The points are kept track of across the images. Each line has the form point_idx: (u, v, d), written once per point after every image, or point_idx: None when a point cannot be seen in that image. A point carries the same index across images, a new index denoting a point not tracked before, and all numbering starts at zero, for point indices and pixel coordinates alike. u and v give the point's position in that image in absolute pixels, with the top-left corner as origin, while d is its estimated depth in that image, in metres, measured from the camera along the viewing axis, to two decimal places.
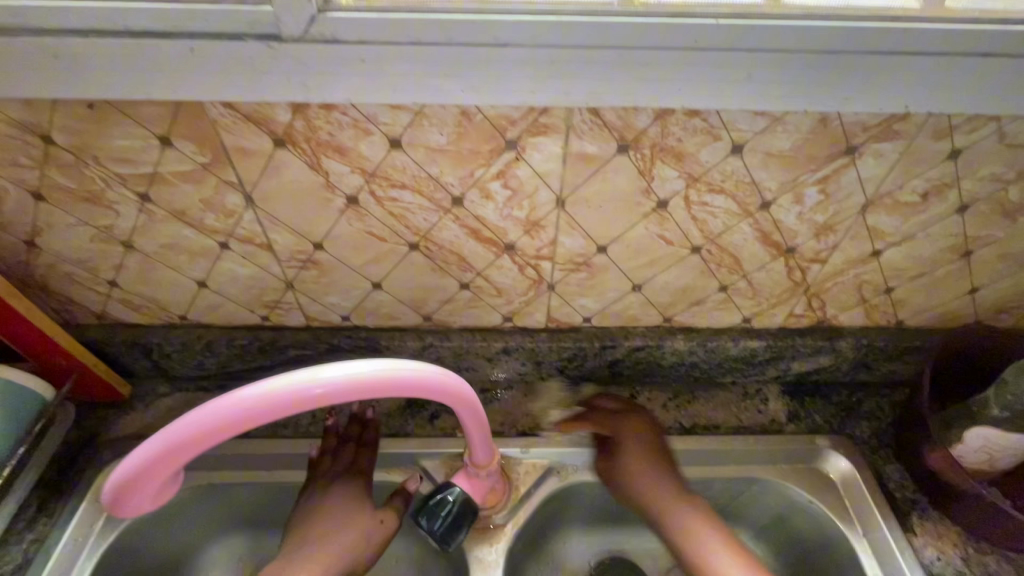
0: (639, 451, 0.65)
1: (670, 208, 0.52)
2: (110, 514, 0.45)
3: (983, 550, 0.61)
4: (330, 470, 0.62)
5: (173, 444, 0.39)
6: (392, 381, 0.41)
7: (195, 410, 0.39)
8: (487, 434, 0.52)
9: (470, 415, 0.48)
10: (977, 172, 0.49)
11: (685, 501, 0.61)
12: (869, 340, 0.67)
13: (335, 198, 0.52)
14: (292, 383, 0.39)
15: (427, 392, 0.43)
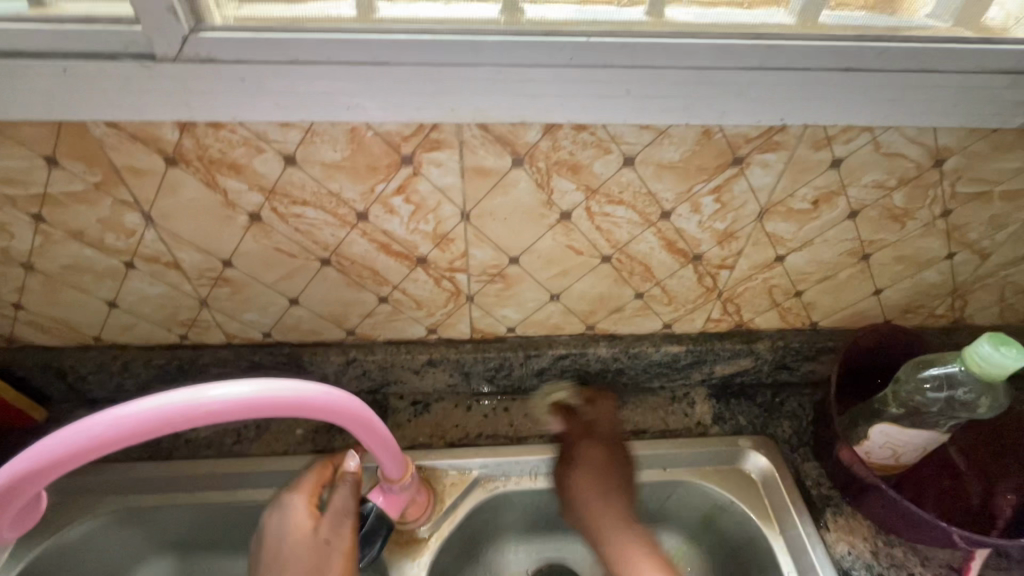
0: (598, 455, 0.66)
1: (574, 218, 0.53)
2: None
3: (892, 543, 0.63)
4: None
5: (40, 463, 0.38)
6: (273, 396, 0.42)
7: (66, 427, 0.38)
8: (392, 448, 0.52)
9: (368, 430, 0.49)
10: (860, 179, 0.51)
11: (602, 498, 0.63)
12: (785, 342, 0.70)
13: (237, 215, 0.51)
14: (173, 400, 0.39)
15: (322, 412, 0.44)
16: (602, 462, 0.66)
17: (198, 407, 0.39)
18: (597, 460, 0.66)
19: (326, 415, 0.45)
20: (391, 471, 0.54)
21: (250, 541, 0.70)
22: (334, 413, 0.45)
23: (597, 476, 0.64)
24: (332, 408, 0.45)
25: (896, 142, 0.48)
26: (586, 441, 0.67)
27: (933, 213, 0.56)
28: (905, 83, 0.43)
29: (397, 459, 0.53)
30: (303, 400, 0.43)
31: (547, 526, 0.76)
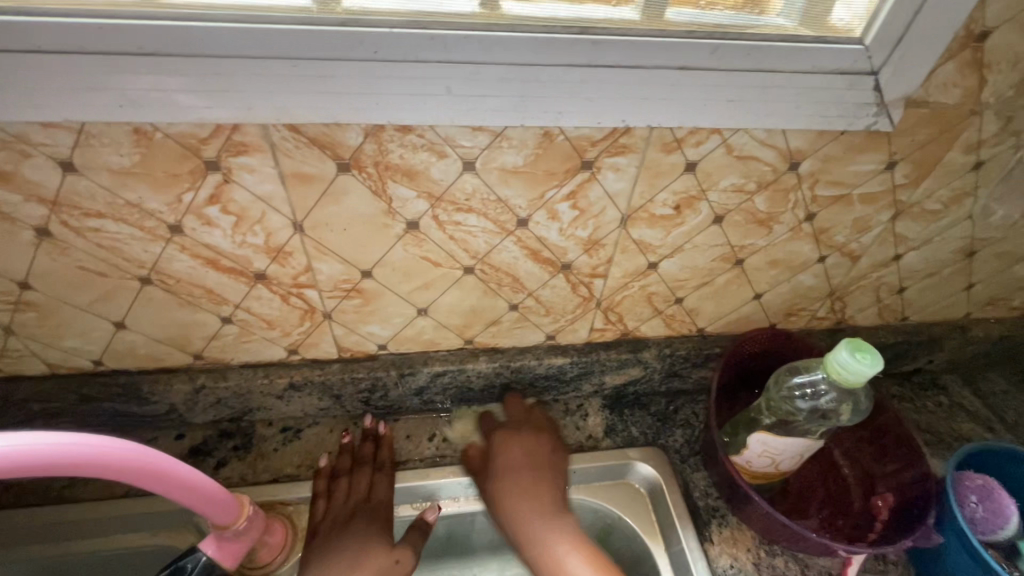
0: (518, 454, 0.63)
1: (422, 227, 0.49)
2: None
3: (774, 552, 0.61)
4: (355, 495, 0.61)
5: None
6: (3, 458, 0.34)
7: None
8: (211, 493, 0.46)
9: (166, 481, 0.42)
10: (718, 183, 0.49)
11: (524, 495, 0.60)
12: (672, 349, 0.67)
13: (20, 230, 0.44)
14: None
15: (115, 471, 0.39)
16: (519, 462, 0.62)
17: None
18: (517, 462, 0.62)
19: (96, 473, 0.38)
20: (216, 520, 0.47)
21: None
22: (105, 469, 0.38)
23: (513, 470, 0.62)
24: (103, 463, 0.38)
25: (749, 144, 0.46)
26: (514, 437, 0.64)
27: (798, 217, 0.54)
28: (743, 83, 0.41)
29: (221, 505, 0.47)
30: (56, 456, 0.36)
31: (438, 553, 0.71)
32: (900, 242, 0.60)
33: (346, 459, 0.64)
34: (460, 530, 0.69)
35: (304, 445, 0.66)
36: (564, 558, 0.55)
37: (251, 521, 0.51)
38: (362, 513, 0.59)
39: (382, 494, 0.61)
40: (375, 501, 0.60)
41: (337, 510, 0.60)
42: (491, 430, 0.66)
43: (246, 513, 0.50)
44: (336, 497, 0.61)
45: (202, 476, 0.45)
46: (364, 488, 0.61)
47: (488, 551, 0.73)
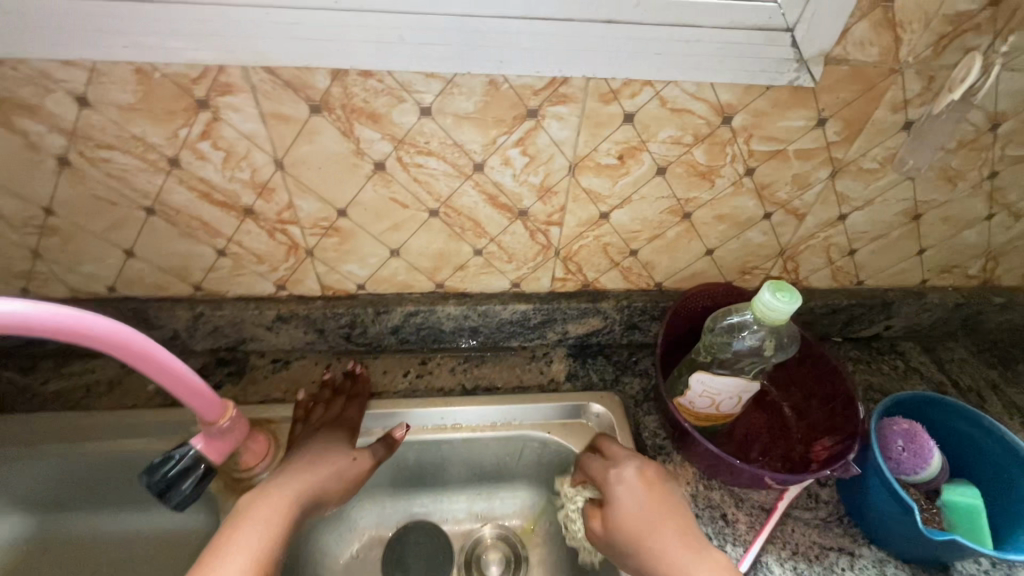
0: (638, 501, 0.58)
1: (389, 169, 0.55)
2: None
3: (712, 486, 0.66)
4: (324, 416, 0.68)
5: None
6: (91, 327, 0.43)
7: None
8: (215, 405, 0.55)
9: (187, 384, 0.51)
10: (656, 135, 0.54)
11: (666, 526, 0.56)
12: (630, 301, 0.73)
13: (45, 159, 0.52)
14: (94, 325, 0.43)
15: (190, 390, 0.52)
16: (634, 516, 0.57)
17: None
18: (646, 499, 0.58)
19: (181, 390, 0.51)
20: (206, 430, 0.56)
21: (103, 493, 0.71)
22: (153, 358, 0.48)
23: (653, 505, 0.58)
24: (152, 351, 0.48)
25: (680, 98, 0.51)
26: (625, 479, 0.60)
27: (738, 171, 0.59)
28: (667, 37, 0.46)
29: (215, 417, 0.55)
30: (179, 372, 0.50)
31: (411, 485, 0.78)
32: (842, 201, 0.63)
33: (328, 389, 0.71)
34: (429, 461, 0.75)
35: (290, 373, 0.74)
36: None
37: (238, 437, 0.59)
38: (327, 428, 0.66)
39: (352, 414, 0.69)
40: (342, 419, 0.68)
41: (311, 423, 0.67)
42: (595, 475, 0.63)
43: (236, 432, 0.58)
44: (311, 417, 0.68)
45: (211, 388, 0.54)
46: (338, 412, 0.68)
47: (457, 485, 0.79)
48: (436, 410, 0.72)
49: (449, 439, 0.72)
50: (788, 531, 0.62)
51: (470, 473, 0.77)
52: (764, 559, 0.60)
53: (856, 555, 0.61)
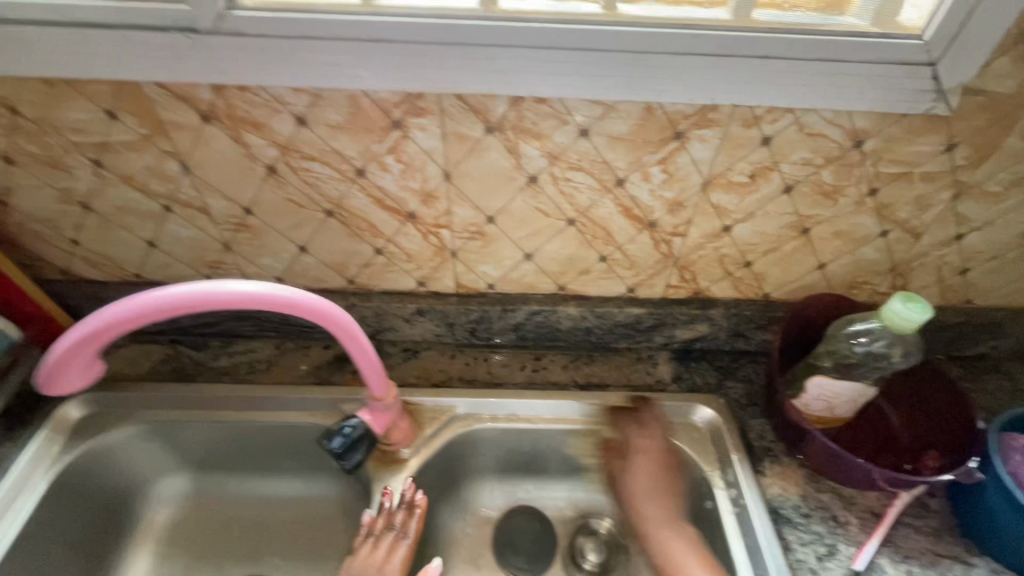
0: (643, 472, 0.70)
1: (540, 182, 0.62)
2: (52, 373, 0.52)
3: (822, 489, 0.69)
4: (368, 555, 0.67)
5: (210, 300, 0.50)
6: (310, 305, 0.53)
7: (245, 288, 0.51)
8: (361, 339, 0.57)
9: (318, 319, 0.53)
10: (789, 156, 0.59)
11: (654, 496, 0.68)
12: (739, 309, 0.77)
13: (257, 167, 0.61)
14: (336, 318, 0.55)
15: (377, 380, 0.62)
16: (637, 480, 0.70)
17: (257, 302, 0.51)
18: (641, 468, 0.70)
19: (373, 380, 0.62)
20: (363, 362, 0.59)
21: (259, 458, 0.81)
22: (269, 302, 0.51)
23: (643, 477, 0.70)
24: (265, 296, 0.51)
25: (818, 123, 0.56)
26: (639, 455, 0.71)
27: (862, 191, 0.63)
28: (816, 70, 0.51)
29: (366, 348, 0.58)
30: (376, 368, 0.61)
31: (520, 471, 0.85)
32: (961, 222, 0.66)
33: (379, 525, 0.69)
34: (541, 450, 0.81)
35: (420, 362, 0.82)
36: (681, 554, 0.63)
37: (384, 376, 0.63)
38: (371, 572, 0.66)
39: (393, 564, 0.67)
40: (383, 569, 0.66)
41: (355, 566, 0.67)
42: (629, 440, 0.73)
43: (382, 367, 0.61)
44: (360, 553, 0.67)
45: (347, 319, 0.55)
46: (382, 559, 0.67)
47: (561, 473, 0.85)
48: (553, 403, 0.78)
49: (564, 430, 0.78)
50: (899, 536, 0.65)
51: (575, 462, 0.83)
52: (878, 560, 0.63)
53: (971, 565, 0.63)
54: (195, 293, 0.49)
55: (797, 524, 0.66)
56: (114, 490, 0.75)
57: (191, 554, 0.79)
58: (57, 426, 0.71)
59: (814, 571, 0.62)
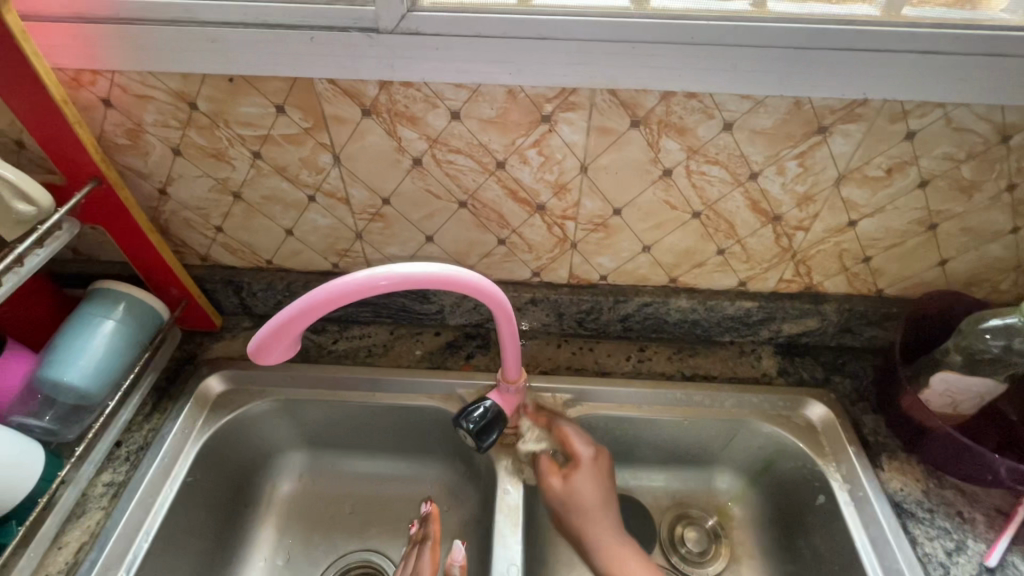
0: (587, 487, 0.71)
1: (674, 175, 0.64)
2: (253, 353, 0.49)
3: (944, 485, 0.69)
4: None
5: (422, 279, 0.50)
6: (495, 298, 0.55)
7: (448, 270, 0.52)
8: (483, 287, 0.54)
9: (356, 288, 0.48)
10: (931, 151, 0.59)
11: (598, 511, 0.70)
12: (852, 305, 0.77)
13: (404, 159, 0.65)
14: (506, 310, 0.57)
15: (514, 367, 0.65)
16: (586, 496, 0.71)
17: (459, 283, 0.52)
18: (602, 487, 0.72)
19: (510, 363, 0.65)
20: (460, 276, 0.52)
21: (373, 438, 0.85)
22: (311, 314, 0.48)
23: (603, 497, 0.71)
24: (303, 308, 0.47)
25: (967, 118, 0.56)
26: (585, 470, 0.72)
27: (999, 186, 0.62)
28: (975, 65, 0.52)
29: (439, 273, 0.52)
30: (515, 358, 0.64)
31: (620, 459, 0.86)
32: None
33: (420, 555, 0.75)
34: (644, 439, 0.83)
35: (527, 350, 0.84)
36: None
37: (516, 330, 0.60)
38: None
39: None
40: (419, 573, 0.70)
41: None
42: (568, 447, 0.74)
43: (479, 279, 0.54)
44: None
45: (374, 274, 0.49)
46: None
47: (660, 463, 0.87)
48: (661, 393, 0.80)
49: (672, 419, 0.80)
50: None
51: (676, 453, 0.85)
52: (1009, 556, 0.63)
53: None
54: (258, 340, 0.47)
55: (922, 518, 0.66)
56: (246, 463, 0.80)
57: (310, 526, 0.83)
58: (199, 400, 0.77)
59: (944, 565, 0.63)
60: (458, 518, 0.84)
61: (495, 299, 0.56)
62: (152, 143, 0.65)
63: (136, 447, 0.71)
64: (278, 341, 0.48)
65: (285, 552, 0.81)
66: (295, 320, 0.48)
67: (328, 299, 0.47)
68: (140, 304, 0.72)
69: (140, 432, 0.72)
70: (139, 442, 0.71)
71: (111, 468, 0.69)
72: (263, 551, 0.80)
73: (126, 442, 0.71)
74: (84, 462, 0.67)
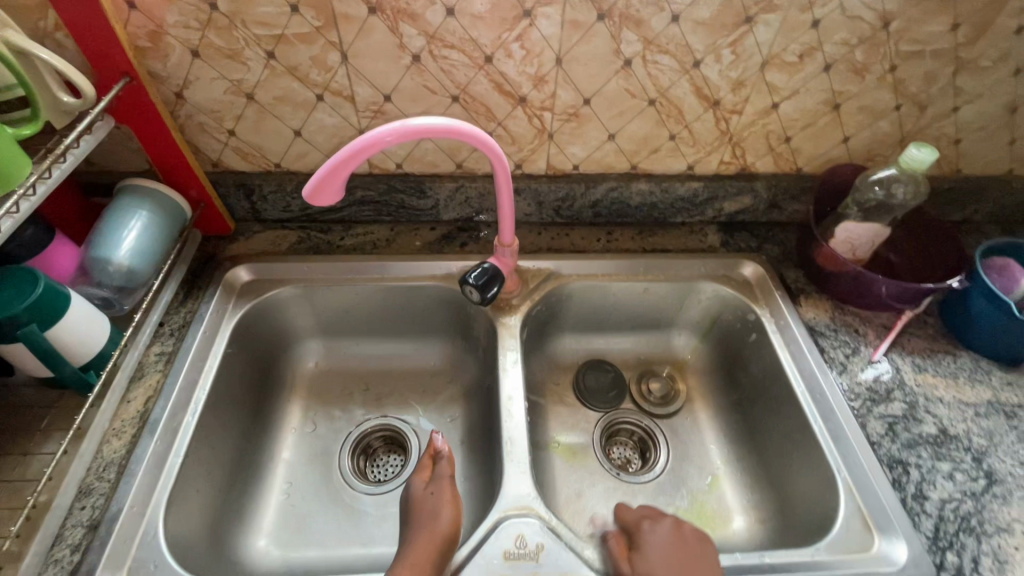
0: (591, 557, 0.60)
1: (633, 65, 0.77)
2: (307, 194, 0.59)
3: (846, 313, 0.88)
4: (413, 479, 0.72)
5: (439, 131, 0.62)
6: (494, 154, 0.67)
7: (460, 124, 0.63)
8: (485, 143, 0.66)
9: (376, 143, 0.58)
10: (832, 37, 0.75)
11: None
12: (777, 182, 0.94)
13: (404, 56, 0.75)
14: (504, 167, 0.70)
15: (508, 227, 0.78)
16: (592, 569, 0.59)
17: (467, 136, 0.64)
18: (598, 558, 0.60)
19: (505, 224, 0.77)
20: (461, 128, 0.63)
21: (381, 321, 0.96)
22: (338, 175, 0.59)
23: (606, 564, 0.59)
24: (342, 162, 0.58)
25: (857, 7, 0.72)
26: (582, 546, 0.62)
27: (884, 68, 0.79)
28: None
29: (436, 125, 0.62)
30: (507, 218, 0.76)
31: (594, 328, 1.02)
32: (958, 94, 0.83)
33: (430, 463, 0.73)
34: (616, 307, 0.99)
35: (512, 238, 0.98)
36: None
37: (511, 190, 0.73)
38: (426, 512, 0.67)
39: (440, 496, 0.68)
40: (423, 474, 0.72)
41: (411, 505, 0.69)
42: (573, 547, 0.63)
43: (454, 122, 0.62)
44: (411, 494, 0.70)
45: (385, 131, 0.58)
46: (433, 495, 0.69)
47: (628, 330, 1.03)
48: (627, 263, 0.95)
49: (637, 285, 0.95)
50: (906, 340, 0.84)
51: (640, 318, 1.01)
52: (890, 354, 0.83)
53: (958, 355, 0.82)
54: (309, 191, 0.59)
55: (828, 334, 0.85)
56: (271, 344, 0.91)
57: (331, 400, 0.95)
58: (226, 288, 0.87)
59: (843, 363, 0.82)
60: (461, 385, 0.98)
61: (494, 156, 0.68)
62: (173, 46, 0.73)
63: (180, 324, 0.81)
64: (329, 184, 0.59)
65: (312, 421, 0.92)
66: (330, 177, 0.58)
67: (353, 155, 0.58)
68: (169, 199, 0.80)
69: (180, 314, 0.82)
70: (181, 320, 0.82)
71: (159, 342, 0.79)
72: (292, 419, 0.92)
73: (168, 322, 0.81)
74: (138, 332, 0.77)
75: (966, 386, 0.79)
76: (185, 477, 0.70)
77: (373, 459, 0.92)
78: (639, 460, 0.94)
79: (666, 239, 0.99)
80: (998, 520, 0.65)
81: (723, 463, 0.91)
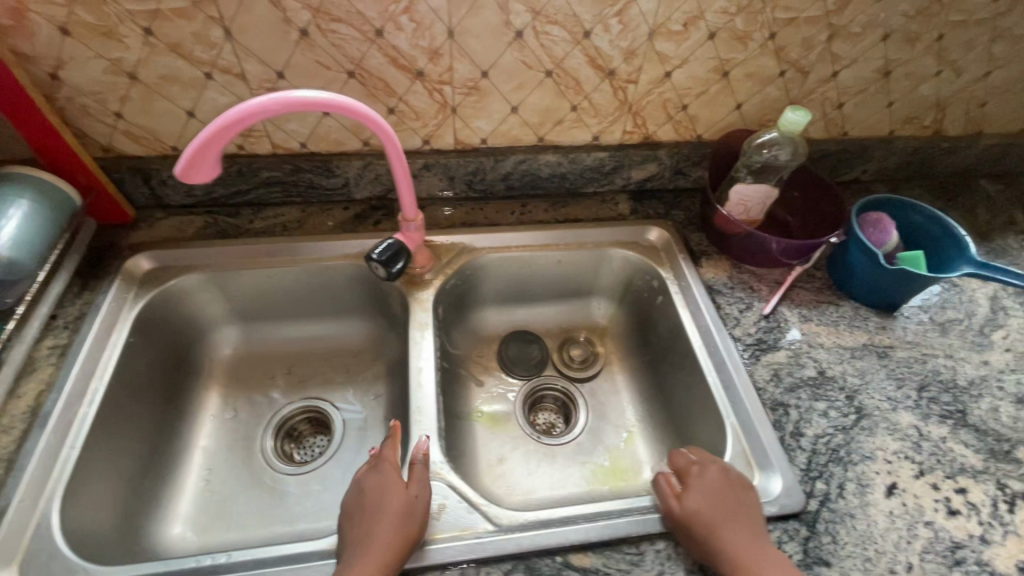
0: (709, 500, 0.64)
1: (525, 36, 0.78)
2: (178, 167, 0.58)
3: (743, 271, 0.93)
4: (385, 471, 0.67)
5: (324, 105, 0.62)
6: (384, 131, 0.68)
7: (348, 100, 0.63)
8: (374, 120, 0.66)
9: (251, 115, 0.57)
10: (712, 6, 0.78)
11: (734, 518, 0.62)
12: (679, 149, 0.98)
13: (291, 30, 0.74)
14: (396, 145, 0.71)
15: (409, 201, 0.79)
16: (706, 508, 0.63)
17: (355, 111, 0.64)
18: (724, 495, 0.64)
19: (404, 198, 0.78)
20: (346, 103, 0.63)
21: (298, 303, 0.96)
22: (211, 148, 0.58)
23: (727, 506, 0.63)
24: (214, 133, 0.57)
25: None
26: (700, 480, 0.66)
27: (765, 36, 0.83)
28: None
29: (317, 98, 0.61)
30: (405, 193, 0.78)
31: (515, 299, 1.05)
32: (836, 60, 0.88)
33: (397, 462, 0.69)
34: (533, 278, 1.01)
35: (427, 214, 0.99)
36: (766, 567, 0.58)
37: (405, 165, 0.73)
38: (397, 503, 0.63)
39: (422, 506, 0.64)
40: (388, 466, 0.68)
41: (385, 499, 0.63)
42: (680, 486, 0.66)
43: (339, 98, 0.62)
44: (377, 487, 0.65)
45: (261, 102, 0.58)
46: (417, 496, 0.64)
47: (548, 299, 1.06)
48: (541, 234, 0.97)
49: (552, 254, 0.98)
50: (795, 293, 0.90)
51: (559, 287, 1.04)
52: (780, 308, 0.88)
53: (840, 304, 0.89)
54: (181, 165, 0.57)
55: (725, 292, 0.90)
56: (182, 332, 0.90)
57: (250, 385, 0.94)
58: (126, 277, 0.84)
59: (737, 317, 0.87)
60: (384, 362, 0.99)
61: (383, 133, 0.69)
62: (38, 24, 0.69)
63: (76, 317, 0.79)
64: (203, 156, 0.58)
65: (231, 407, 0.92)
66: (202, 149, 0.57)
67: (225, 126, 0.57)
68: (54, 187, 0.77)
69: (76, 306, 0.80)
70: (76, 312, 0.79)
71: (52, 335, 0.77)
72: (210, 406, 0.91)
73: (61, 314, 0.78)
74: (26, 326, 0.74)
75: (846, 332, 0.85)
76: (84, 468, 0.68)
77: (298, 441, 0.92)
78: (562, 423, 0.97)
79: (578, 210, 1.02)
80: (865, 449, 0.72)
81: (638, 420, 0.96)
